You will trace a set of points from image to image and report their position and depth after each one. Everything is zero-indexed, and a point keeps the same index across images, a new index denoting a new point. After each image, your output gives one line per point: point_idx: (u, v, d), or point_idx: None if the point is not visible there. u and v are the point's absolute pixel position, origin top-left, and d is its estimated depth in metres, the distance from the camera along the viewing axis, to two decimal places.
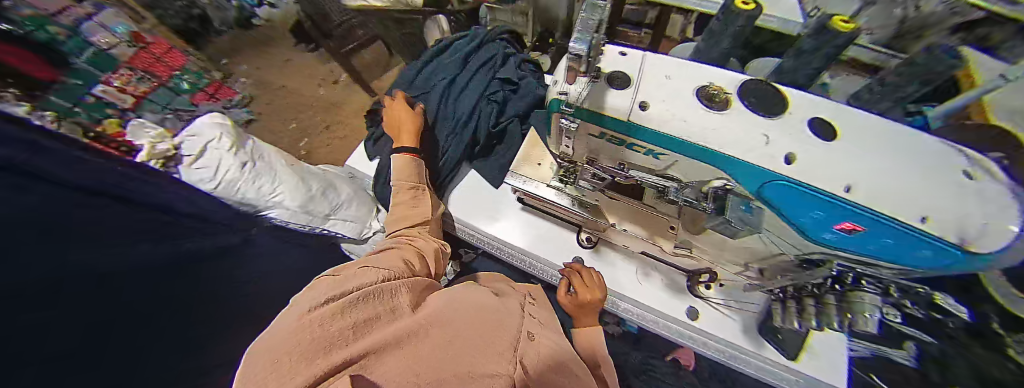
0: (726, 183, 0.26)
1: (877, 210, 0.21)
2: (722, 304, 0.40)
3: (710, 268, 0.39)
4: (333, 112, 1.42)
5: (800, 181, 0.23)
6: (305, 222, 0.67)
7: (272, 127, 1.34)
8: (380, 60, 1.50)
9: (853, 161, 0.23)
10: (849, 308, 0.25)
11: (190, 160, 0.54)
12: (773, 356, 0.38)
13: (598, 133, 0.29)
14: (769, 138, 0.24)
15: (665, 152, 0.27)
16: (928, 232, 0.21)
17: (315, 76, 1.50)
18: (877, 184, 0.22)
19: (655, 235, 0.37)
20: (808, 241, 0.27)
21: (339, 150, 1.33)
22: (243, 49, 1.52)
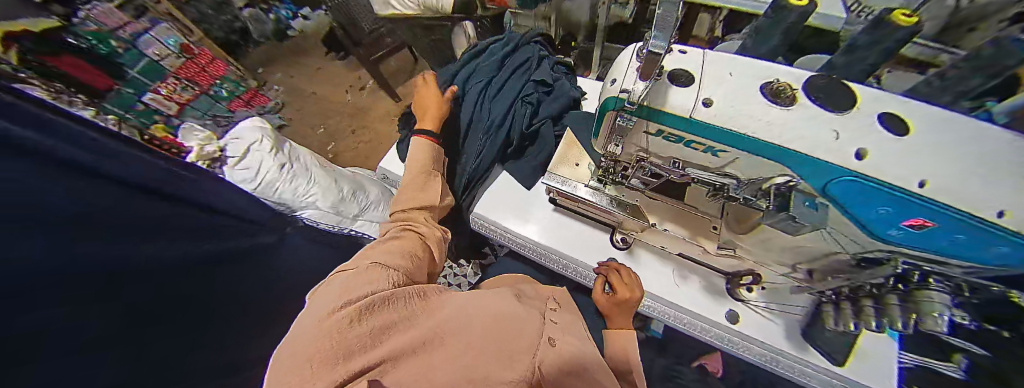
0: (789, 180, 0.27)
1: (953, 206, 0.21)
2: (766, 308, 0.39)
3: (754, 270, 0.38)
4: (360, 116, 1.49)
5: (868, 176, 0.23)
6: (335, 221, 0.73)
7: (301, 132, 1.41)
8: (405, 67, 1.58)
9: (928, 155, 0.23)
10: (916, 309, 0.24)
11: (234, 162, 0.60)
12: (820, 362, 0.36)
13: (655, 130, 0.30)
14: (838, 134, 0.24)
15: (726, 148, 0.28)
16: (1006, 228, 0.20)
17: (343, 82, 1.58)
18: (958, 177, 0.21)
19: (699, 235, 0.37)
20: (872, 238, 0.27)
21: (365, 153, 1.38)
22: (279, 59, 1.62)
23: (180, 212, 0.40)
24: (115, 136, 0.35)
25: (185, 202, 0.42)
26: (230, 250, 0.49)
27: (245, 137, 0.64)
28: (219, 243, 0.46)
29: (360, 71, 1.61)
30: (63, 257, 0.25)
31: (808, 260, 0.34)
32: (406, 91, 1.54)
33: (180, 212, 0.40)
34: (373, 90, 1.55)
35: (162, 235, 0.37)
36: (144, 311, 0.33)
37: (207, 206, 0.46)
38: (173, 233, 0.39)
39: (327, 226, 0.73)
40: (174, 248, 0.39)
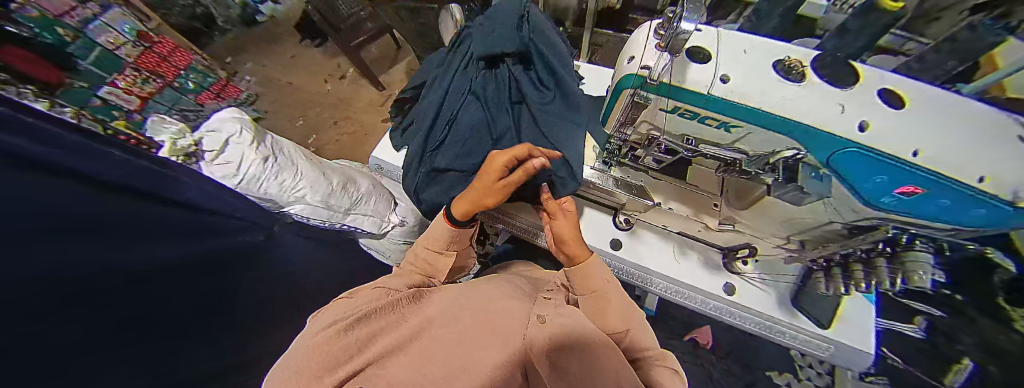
0: (797, 153, 0.29)
1: (940, 172, 0.23)
2: (759, 278, 0.42)
3: (750, 244, 0.40)
4: (342, 107, 1.42)
5: (866, 147, 0.25)
6: (325, 217, 0.69)
7: (279, 124, 1.34)
8: (387, 54, 1.53)
9: (921, 128, 0.24)
10: (902, 269, 0.27)
11: (213, 156, 0.53)
12: (808, 325, 0.39)
13: (671, 107, 0.31)
14: (844, 107, 0.26)
15: (740, 123, 0.29)
16: (986, 192, 0.22)
17: (322, 72, 1.50)
18: (948, 146, 0.23)
19: (700, 211, 0.40)
20: (865, 207, 0.29)
21: (350, 145, 1.33)
22: (249, 47, 1.52)
23: (155, 210, 0.37)
24: (78, 131, 0.32)
25: (158, 201, 0.39)
26: (211, 250, 0.46)
27: (222, 129, 0.56)
28: (201, 244, 0.44)
29: (340, 59, 1.54)
30: (49, 261, 0.24)
31: (799, 232, 0.37)
32: (389, 80, 1.48)
33: (155, 210, 0.37)
34: (355, 79, 1.49)
35: (151, 236, 0.36)
36: (136, 318, 0.31)
37: (185, 204, 0.43)
38: (161, 233, 0.38)
39: (317, 222, 0.71)
40: (153, 249, 0.36)
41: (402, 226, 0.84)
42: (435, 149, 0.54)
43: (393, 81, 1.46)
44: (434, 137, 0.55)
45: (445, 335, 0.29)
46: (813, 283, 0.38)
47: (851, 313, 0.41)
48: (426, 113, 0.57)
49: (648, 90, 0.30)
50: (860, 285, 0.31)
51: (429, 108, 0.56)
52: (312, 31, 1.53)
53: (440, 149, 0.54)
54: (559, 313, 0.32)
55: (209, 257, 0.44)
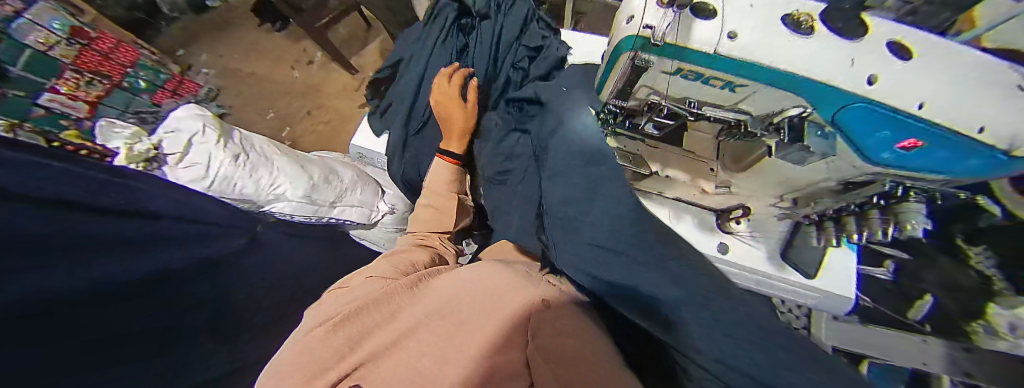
0: (803, 111, 0.29)
1: (941, 125, 0.23)
2: (750, 236, 0.43)
3: (745, 204, 0.41)
4: (314, 95, 1.33)
5: (877, 102, 0.25)
6: (311, 213, 0.66)
7: (247, 119, 1.25)
8: (357, 34, 1.42)
9: (923, 79, 0.24)
10: (903, 218, 0.30)
11: (176, 158, 0.51)
12: (797, 277, 0.42)
13: (674, 69, 0.30)
14: (856, 60, 0.26)
15: (748, 83, 0.29)
16: (983, 141, 0.23)
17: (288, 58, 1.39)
18: (913, 90, 0.24)
19: (697, 176, 0.42)
20: (865, 164, 0.30)
21: (329, 135, 1.27)
22: (201, 36, 1.39)
23: (106, 226, 0.34)
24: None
25: (110, 215, 0.35)
26: (182, 261, 0.43)
27: (182, 129, 0.54)
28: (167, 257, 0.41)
29: (305, 43, 1.42)
30: None
31: (794, 190, 0.39)
32: (362, 62, 1.39)
33: (106, 226, 0.34)
34: (325, 64, 1.39)
35: (107, 252, 0.34)
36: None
37: (143, 215, 0.40)
38: (121, 250, 0.36)
39: (303, 219, 0.68)
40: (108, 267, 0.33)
41: (392, 214, 0.83)
42: (419, 131, 0.58)
43: (367, 64, 1.37)
44: (415, 119, 0.57)
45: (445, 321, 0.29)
46: (802, 236, 0.43)
47: (835, 261, 0.43)
48: (406, 95, 0.58)
49: (650, 53, 0.29)
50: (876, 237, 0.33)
51: (407, 89, 0.58)
52: (270, 14, 1.40)
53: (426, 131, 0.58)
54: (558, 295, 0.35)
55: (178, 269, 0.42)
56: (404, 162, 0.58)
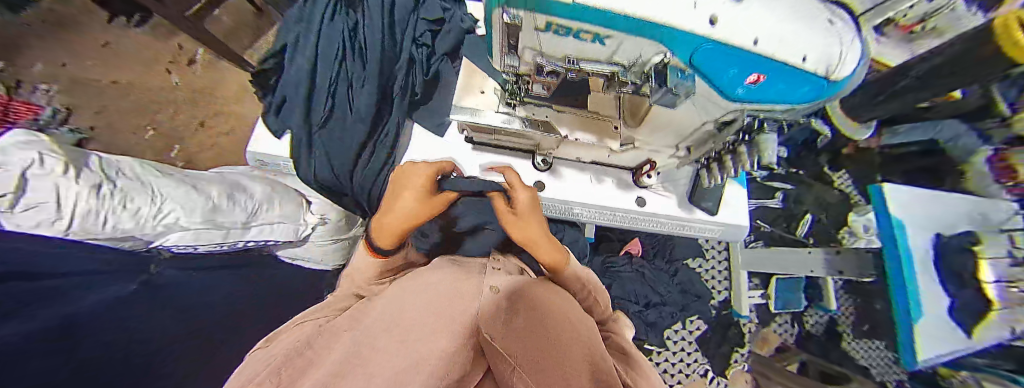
0: (663, 58, 0.31)
1: (778, 58, 0.27)
2: (661, 187, 0.67)
3: (650, 160, 0.60)
4: (202, 101, 1.28)
5: (722, 40, 0.27)
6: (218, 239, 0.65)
7: (116, 144, 1.11)
8: (247, 25, 1.40)
9: (776, 9, 0.27)
10: (758, 148, 0.39)
11: None
12: (704, 215, 0.67)
13: (544, 24, 0.30)
14: (696, 3, 0.26)
15: (611, 35, 0.29)
16: (808, 69, 0.28)
17: (160, 61, 1.29)
18: (788, 33, 0.27)
19: (602, 137, 0.52)
20: (728, 102, 0.34)
21: (231, 151, 1.24)
22: (31, 43, 1.20)
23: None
24: None
25: None
26: (55, 323, 0.37)
27: None
28: (35, 319, 0.35)
29: (179, 39, 1.36)
30: None
31: (685, 136, 0.49)
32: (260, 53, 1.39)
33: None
34: (213, 63, 1.34)
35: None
36: (128, 345, 0.43)
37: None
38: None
39: (208, 247, 0.66)
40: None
41: (323, 224, 0.87)
42: (322, 124, 0.68)
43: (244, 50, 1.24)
44: (350, 121, 0.69)
45: (386, 346, 0.33)
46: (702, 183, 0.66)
47: (732, 199, 0.70)
48: (297, 88, 0.68)
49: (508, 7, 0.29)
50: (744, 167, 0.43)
51: (301, 73, 0.67)
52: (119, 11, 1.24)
53: (329, 123, 0.69)
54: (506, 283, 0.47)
55: (52, 331, 0.35)
56: (312, 162, 0.68)
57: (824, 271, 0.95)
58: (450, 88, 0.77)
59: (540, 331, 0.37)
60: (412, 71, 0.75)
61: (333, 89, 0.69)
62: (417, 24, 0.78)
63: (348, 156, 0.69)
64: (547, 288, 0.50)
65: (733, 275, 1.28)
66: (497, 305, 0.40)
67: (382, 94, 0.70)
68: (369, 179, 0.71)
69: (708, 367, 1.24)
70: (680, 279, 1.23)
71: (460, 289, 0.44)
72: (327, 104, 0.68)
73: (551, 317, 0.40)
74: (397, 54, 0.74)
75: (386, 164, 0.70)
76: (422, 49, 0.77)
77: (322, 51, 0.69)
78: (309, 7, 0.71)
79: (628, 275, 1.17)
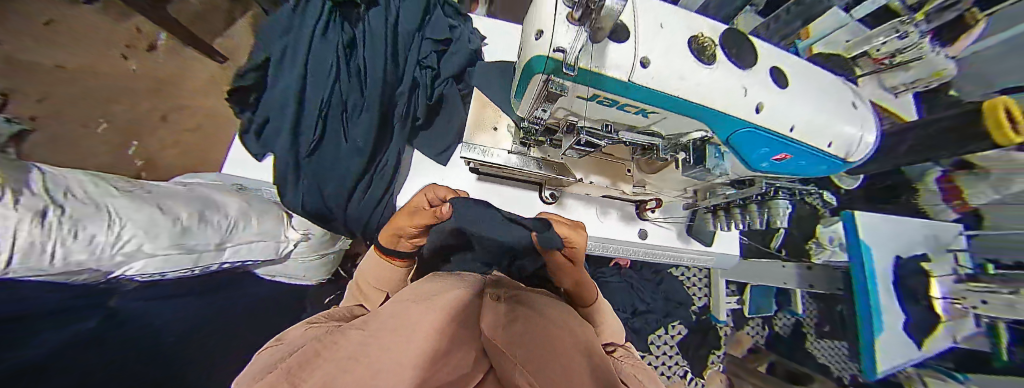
0: (702, 133, 0.41)
1: (808, 144, 0.39)
2: (663, 220, 0.75)
3: (657, 197, 0.67)
4: (165, 94, 1.17)
5: (766, 128, 0.37)
6: (190, 266, 0.60)
7: None
8: (220, 14, 1.30)
9: (807, 105, 0.38)
10: (775, 211, 0.51)
11: None
12: (698, 245, 0.76)
13: (590, 95, 0.35)
14: (746, 90, 0.36)
15: (657, 110, 0.37)
16: (830, 152, 0.40)
17: (114, 45, 1.17)
18: (816, 125, 0.38)
19: (616, 181, 0.59)
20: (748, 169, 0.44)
21: (195, 147, 1.10)
22: None
23: None
24: None
25: None
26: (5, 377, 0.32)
27: None
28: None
29: (137, 21, 1.23)
30: None
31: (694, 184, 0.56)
32: (232, 46, 1.30)
33: None
34: (178, 50, 1.22)
35: None
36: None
37: None
38: None
39: (179, 272, 0.61)
40: None
41: (306, 240, 0.82)
42: (311, 152, 0.65)
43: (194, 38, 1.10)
44: (343, 147, 0.67)
45: (378, 350, 0.30)
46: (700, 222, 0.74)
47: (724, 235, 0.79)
48: (284, 109, 0.64)
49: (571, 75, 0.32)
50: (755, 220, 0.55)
51: (288, 93, 0.63)
52: None
53: (321, 147, 0.66)
54: (505, 295, 0.46)
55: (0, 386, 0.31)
56: (296, 190, 0.64)
57: (796, 284, 1.02)
58: (447, 111, 0.77)
59: (542, 335, 0.36)
60: (412, 94, 0.74)
61: (325, 113, 0.65)
62: (421, 42, 0.76)
63: (345, 178, 0.67)
64: (542, 300, 0.49)
65: (713, 283, 1.32)
66: (495, 315, 0.39)
67: (381, 119, 0.69)
68: (366, 208, 0.70)
69: (686, 369, 1.30)
70: (664, 285, 1.27)
71: (452, 297, 0.42)
72: (318, 129, 0.64)
73: (550, 325, 0.39)
74: (398, 78, 0.72)
75: (384, 194, 0.70)
76: (427, 71, 0.75)
77: (313, 71, 0.65)
78: (298, 20, 0.66)
79: (615, 282, 1.20)
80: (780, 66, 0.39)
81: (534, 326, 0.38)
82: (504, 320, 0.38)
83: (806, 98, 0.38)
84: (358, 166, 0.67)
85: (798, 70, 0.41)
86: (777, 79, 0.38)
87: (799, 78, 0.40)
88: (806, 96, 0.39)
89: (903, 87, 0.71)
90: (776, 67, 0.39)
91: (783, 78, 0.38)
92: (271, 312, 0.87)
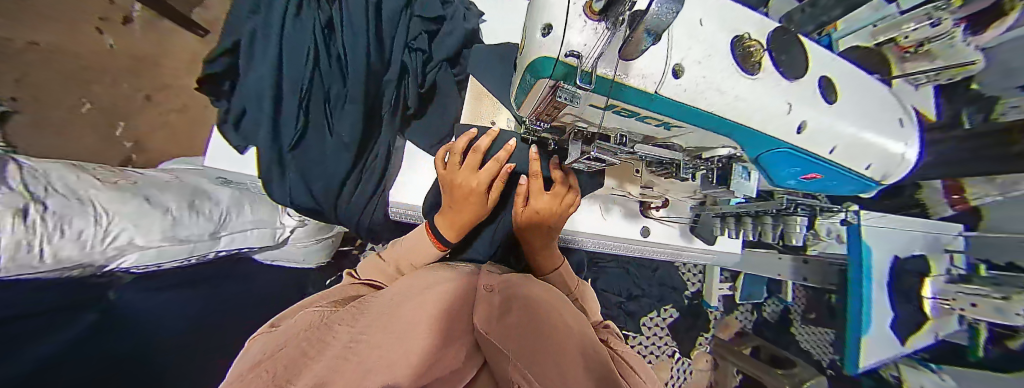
0: (732, 150, 0.39)
1: (844, 167, 0.38)
2: (667, 219, 0.73)
3: (664, 197, 0.67)
4: (147, 72, 1.11)
5: (805, 149, 0.35)
6: (186, 257, 0.61)
7: (48, 121, 0.97)
8: None
9: (852, 122, 0.36)
10: (793, 226, 0.53)
11: None
12: (699, 243, 0.76)
13: (607, 104, 0.32)
14: (790, 107, 0.33)
15: (682, 124, 0.34)
16: (867, 175, 0.40)
17: (87, 18, 1.09)
18: (855, 147, 0.37)
19: (624, 182, 0.65)
20: (768, 184, 0.44)
21: (187, 130, 1.12)
22: None
23: None
24: None
25: None
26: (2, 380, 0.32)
27: None
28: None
29: None
30: None
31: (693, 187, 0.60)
32: (210, 15, 1.21)
33: None
34: (156, 24, 1.15)
35: None
36: (102, 380, 0.42)
37: None
38: None
39: (174, 264, 0.62)
40: None
41: (303, 227, 0.84)
42: (296, 146, 0.63)
43: None
44: (330, 140, 0.65)
45: (381, 337, 0.31)
46: (706, 227, 0.73)
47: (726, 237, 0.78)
48: (260, 102, 0.59)
49: (590, 89, 0.29)
50: (765, 229, 0.58)
51: (262, 84, 0.58)
52: None
53: (304, 141, 0.64)
54: (503, 283, 0.47)
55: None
56: (287, 186, 0.64)
57: (790, 275, 1.03)
58: (434, 94, 0.73)
59: (538, 315, 0.37)
60: (403, 82, 0.69)
61: (307, 103, 0.61)
62: (412, 21, 0.69)
63: (336, 170, 0.66)
64: (539, 286, 0.50)
65: (707, 271, 1.35)
66: (490, 305, 0.40)
67: (366, 113, 0.65)
68: (356, 209, 0.71)
69: (675, 349, 1.36)
70: (660, 274, 1.28)
71: (441, 288, 0.42)
72: (300, 122, 0.61)
73: (546, 310, 0.40)
74: (385, 64, 0.66)
75: (372, 196, 0.71)
76: (416, 55, 0.68)
77: (287, 55, 0.59)
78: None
79: (612, 269, 1.22)
80: (832, 74, 0.36)
81: (530, 306, 0.39)
82: (497, 310, 0.38)
83: (850, 114, 0.36)
84: (347, 160, 0.66)
85: (846, 77, 0.38)
86: (830, 95, 0.35)
87: (846, 89, 0.37)
88: (852, 113, 0.36)
89: (924, 77, 0.61)
90: (826, 75, 0.36)
91: (833, 89, 0.36)
92: (274, 292, 0.89)
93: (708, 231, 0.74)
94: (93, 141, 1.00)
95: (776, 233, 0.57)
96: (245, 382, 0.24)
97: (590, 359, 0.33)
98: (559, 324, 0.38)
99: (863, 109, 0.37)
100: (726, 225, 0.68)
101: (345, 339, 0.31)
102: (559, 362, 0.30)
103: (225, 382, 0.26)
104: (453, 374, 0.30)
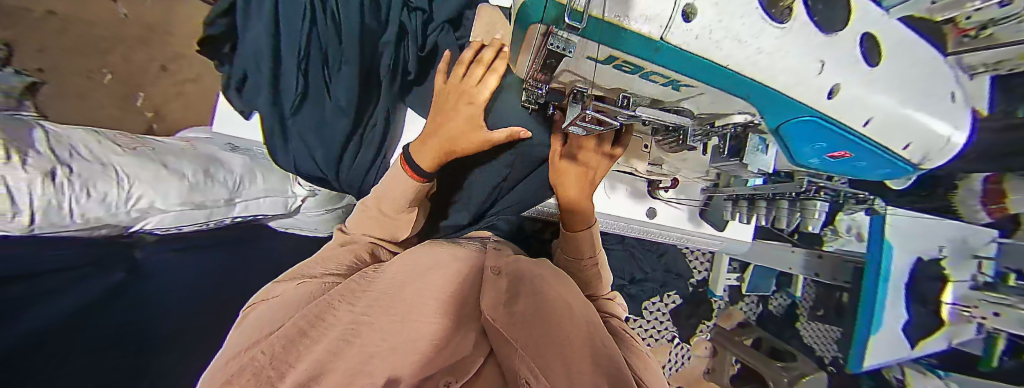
0: (748, 117, 0.37)
1: (880, 144, 0.35)
2: (676, 200, 0.71)
3: (674, 176, 0.64)
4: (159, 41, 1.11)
5: (839, 120, 0.32)
6: (203, 220, 0.64)
7: (73, 89, 1.00)
8: None
9: (892, 92, 0.33)
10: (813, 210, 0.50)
11: None
12: (708, 229, 0.74)
13: (607, 55, 0.30)
14: (822, 65, 0.30)
15: (697, 83, 0.31)
16: (905, 155, 0.37)
17: None
18: (892, 123, 0.34)
19: (632, 157, 0.60)
20: (788, 160, 0.42)
21: (203, 101, 1.14)
22: None
23: None
24: None
25: None
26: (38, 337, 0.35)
27: None
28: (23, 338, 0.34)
29: None
30: None
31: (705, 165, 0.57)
32: None
33: None
34: None
35: None
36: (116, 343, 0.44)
37: None
38: None
39: (194, 226, 0.65)
40: None
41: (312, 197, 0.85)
42: (297, 110, 0.64)
43: None
44: (330, 103, 0.64)
45: (381, 324, 0.30)
46: (718, 208, 0.71)
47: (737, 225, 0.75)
48: (259, 62, 0.58)
49: (580, 28, 0.26)
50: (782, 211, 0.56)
51: (260, 44, 0.56)
52: None
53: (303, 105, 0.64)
54: (509, 266, 0.47)
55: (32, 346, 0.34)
56: (296, 149, 0.67)
57: (800, 269, 1.00)
58: (434, 57, 0.70)
59: (548, 304, 0.37)
60: (402, 44, 0.67)
61: (305, 63, 0.60)
62: None
63: (336, 132, 0.67)
64: (546, 267, 0.49)
65: (715, 259, 1.32)
66: (492, 290, 0.40)
67: (364, 75, 0.64)
68: (359, 170, 0.73)
69: (674, 335, 1.37)
70: (665, 261, 1.27)
71: (443, 272, 0.42)
72: (300, 83, 0.60)
73: (551, 297, 0.39)
74: (382, 24, 0.64)
75: (375, 159, 0.72)
76: (416, 15, 0.66)
77: (283, 10, 0.57)
78: None
79: (617, 252, 1.21)
80: (876, 30, 0.32)
81: (536, 295, 0.39)
82: (504, 295, 0.38)
83: (887, 79, 0.32)
84: (345, 125, 0.67)
85: (893, 35, 0.34)
86: (871, 56, 0.32)
87: (893, 50, 0.33)
88: (894, 78, 0.33)
89: (982, 66, 0.54)
90: (871, 31, 0.32)
91: (876, 49, 0.32)
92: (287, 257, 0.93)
93: (719, 215, 0.71)
94: (115, 109, 1.03)
95: (793, 218, 0.54)
96: (238, 366, 0.24)
97: (590, 341, 0.33)
98: (566, 310, 0.37)
99: (907, 74, 0.34)
100: (739, 209, 0.65)
101: (349, 318, 0.32)
102: (562, 347, 0.29)
103: (220, 365, 0.26)
104: (462, 362, 0.29)
